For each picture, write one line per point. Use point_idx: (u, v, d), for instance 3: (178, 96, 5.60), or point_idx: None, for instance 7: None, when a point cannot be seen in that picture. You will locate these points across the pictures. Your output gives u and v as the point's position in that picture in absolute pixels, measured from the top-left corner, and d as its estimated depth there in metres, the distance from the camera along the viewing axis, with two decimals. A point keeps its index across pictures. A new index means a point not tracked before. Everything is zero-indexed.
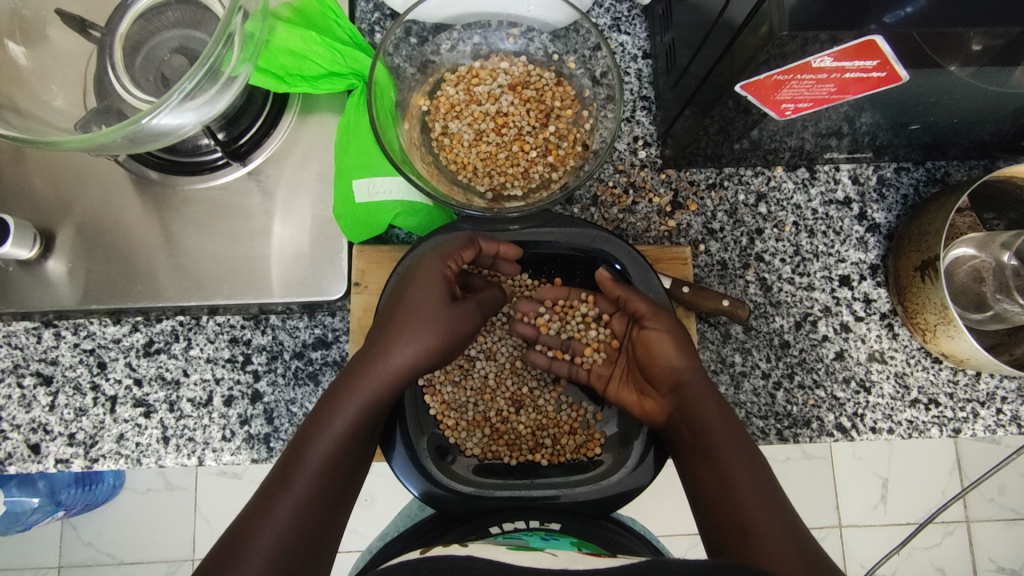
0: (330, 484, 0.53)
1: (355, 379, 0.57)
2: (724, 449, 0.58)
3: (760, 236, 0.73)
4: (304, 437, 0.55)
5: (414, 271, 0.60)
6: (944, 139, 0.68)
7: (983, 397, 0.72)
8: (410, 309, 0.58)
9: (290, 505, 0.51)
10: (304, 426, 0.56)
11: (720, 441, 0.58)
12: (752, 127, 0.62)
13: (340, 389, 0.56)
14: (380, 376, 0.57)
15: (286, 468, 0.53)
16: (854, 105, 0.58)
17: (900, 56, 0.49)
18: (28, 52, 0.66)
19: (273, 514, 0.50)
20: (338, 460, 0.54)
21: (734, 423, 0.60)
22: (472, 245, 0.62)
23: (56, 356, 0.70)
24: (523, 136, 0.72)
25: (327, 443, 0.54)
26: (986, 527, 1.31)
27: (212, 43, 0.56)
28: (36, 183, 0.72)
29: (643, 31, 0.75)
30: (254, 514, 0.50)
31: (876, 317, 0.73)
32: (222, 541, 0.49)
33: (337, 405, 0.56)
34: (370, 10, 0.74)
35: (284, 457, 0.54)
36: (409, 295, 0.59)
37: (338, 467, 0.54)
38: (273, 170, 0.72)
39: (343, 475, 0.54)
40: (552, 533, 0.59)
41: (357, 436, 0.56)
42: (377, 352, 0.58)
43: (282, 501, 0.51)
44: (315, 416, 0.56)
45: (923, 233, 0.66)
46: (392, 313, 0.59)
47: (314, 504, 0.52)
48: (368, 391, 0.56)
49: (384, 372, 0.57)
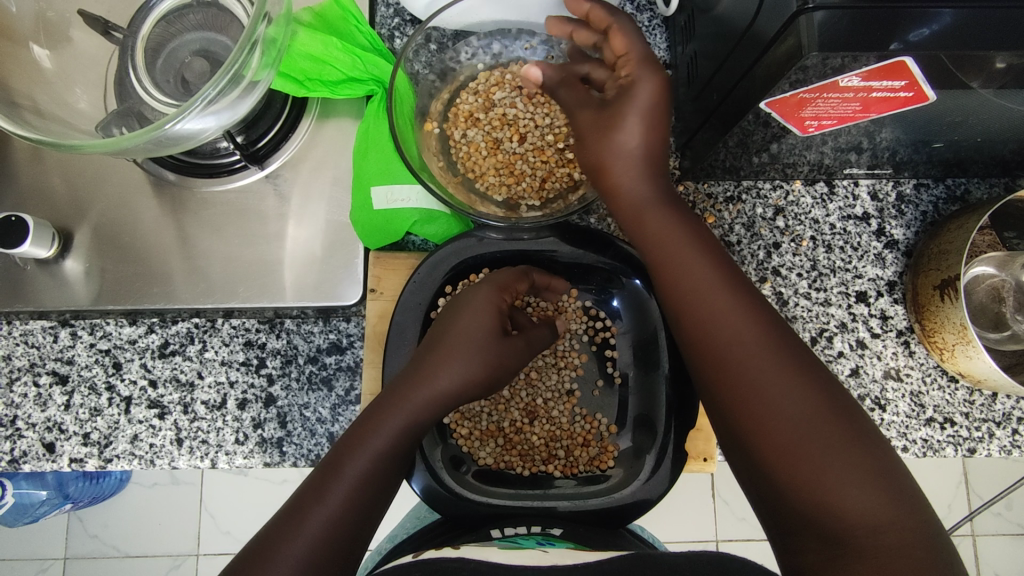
0: (364, 502, 0.52)
1: (399, 398, 0.56)
2: (709, 318, 0.49)
3: (777, 250, 0.73)
4: (342, 449, 0.54)
5: (470, 301, 0.61)
6: (965, 157, 0.67)
7: (999, 418, 0.71)
8: (461, 334, 0.59)
9: (321, 519, 0.50)
10: (342, 441, 0.55)
11: (718, 315, 0.49)
12: (772, 140, 0.62)
13: (383, 406, 0.56)
14: (426, 399, 0.56)
15: (320, 480, 0.52)
16: (877, 121, 0.58)
17: (927, 76, 0.49)
18: (51, 54, 0.66)
19: (303, 526, 0.49)
20: (375, 478, 0.53)
21: (739, 290, 0.50)
22: (523, 278, 0.64)
23: (72, 356, 0.70)
24: (542, 146, 0.72)
25: (367, 459, 0.53)
26: (993, 542, 1.30)
27: (237, 50, 0.56)
28: (56, 183, 0.72)
29: (663, 42, 0.75)
30: (282, 525, 0.50)
31: (892, 334, 0.72)
32: (247, 547, 0.49)
33: (380, 423, 0.55)
34: (390, 15, 0.74)
35: (319, 468, 0.53)
36: (460, 322, 0.59)
37: (375, 485, 0.53)
38: (290, 174, 0.72)
39: (376, 493, 0.53)
40: (552, 538, 0.58)
41: (394, 455, 0.55)
42: (423, 371, 0.57)
43: (314, 513, 0.50)
44: (355, 431, 0.55)
45: (943, 252, 0.66)
46: (438, 340, 0.59)
47: (347, 519, 0.51)
48: (411, 412, 0.55)
49: (431, 396, 0.56)
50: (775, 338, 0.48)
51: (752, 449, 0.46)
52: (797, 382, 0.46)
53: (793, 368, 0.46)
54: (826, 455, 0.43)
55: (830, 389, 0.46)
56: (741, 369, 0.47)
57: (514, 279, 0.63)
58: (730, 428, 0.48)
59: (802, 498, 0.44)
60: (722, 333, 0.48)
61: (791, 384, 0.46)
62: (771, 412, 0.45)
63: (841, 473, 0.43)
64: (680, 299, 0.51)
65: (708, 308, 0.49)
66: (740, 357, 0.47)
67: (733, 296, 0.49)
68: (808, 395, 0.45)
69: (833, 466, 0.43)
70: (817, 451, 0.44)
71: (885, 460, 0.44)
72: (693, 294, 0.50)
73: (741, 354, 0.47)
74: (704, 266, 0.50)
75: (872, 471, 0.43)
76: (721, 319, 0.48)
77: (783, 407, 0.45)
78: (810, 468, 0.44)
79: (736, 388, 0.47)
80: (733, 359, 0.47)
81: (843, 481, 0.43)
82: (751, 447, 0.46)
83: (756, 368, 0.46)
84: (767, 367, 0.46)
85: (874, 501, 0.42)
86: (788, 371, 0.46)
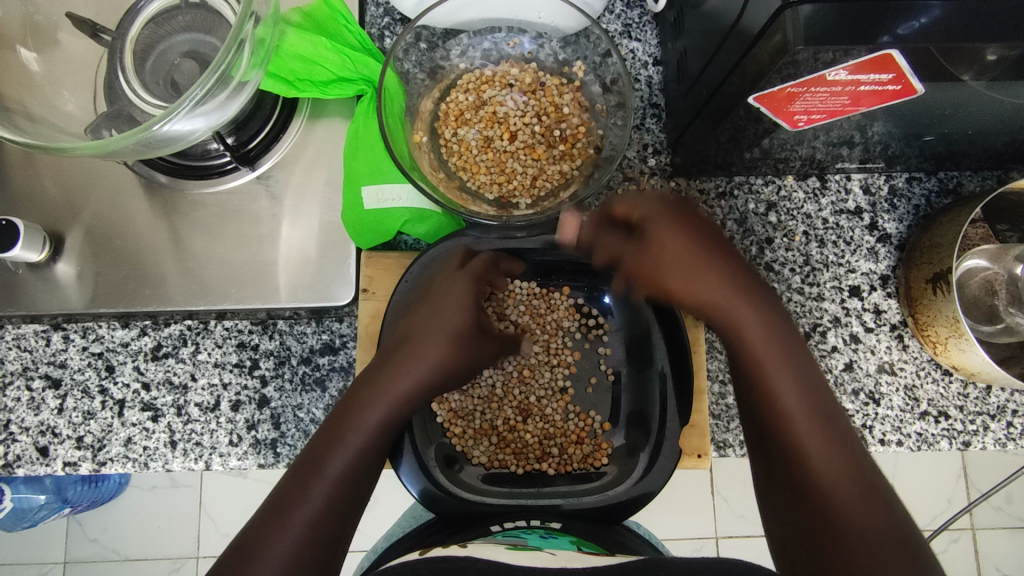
0: (345, 497, 0.53)
1: (371, 392, 0.56)
2: (777, 384, 0.54)
3: (770, 245, 0.73)
4: (320, 445, 0.54)
5: (438, 290, 0.60)
6: (957, 150, 0.67)
7: (994, 410, 0.71)
8: (431, 324, 0.59)
9: (304, 517, 0.50)
10: (319, 435, 0.55)
11: (779, 386, 0.54)
12: (763, 136, 0.62)
13: (358, 399, 0.56)
14: (405, 387, 0.57)
15: (300, 478, 0.52)
16: (868, 114, 0.58)
17: (916, 69, 0.48)
18: (39, 58, 0.66)
19: (287, 527, 0.50)
20: (354, 474, 0.54)
21: (799, 361, 0.55)
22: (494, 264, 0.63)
23: (65, 360, 0.70)
24: (533, 143, 0.72)
25: (347, 455, 0.54)
26: (993, 535, 1.30)
27: (224, 49, 0.56)
28: (46, 186, 0.72)
29: (654, 38, 0.75)
30: (264, 524, 0.50)
31: (886, 328, 0.72)
32: (232, 546, 0.49)
33: (358, 417, 0.55)
34: (380, 14, 0.74)
35: (298, 466, 0.53)
36: (431, 311, 0.59)
37: (355, 480, 0.54)
38: (281, 175, 0.72)
39: (356, 488, 0.54)
40: (552, 532, 0.61)
41: (371, 448, 0.55)
42: (394, 359, 0.58)
43: (296, 512, 0.50)
44: (329, 424, 0.55)
45: (935, 245, 0.66)
46: (409, 329, 0.59)
47: (331, 516, 0.52)
48: (384, 403, 0.56)
49: (405, 386, 0.57)
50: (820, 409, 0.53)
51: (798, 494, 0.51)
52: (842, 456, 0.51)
53: (838, 441, 0.52)
54: (864, 524, 0.49)
55: (866, 464, 0.52)
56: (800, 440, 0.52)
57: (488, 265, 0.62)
58: (783, 487, 0.53)
59: (828, 535, 0.49)
60: (787, 397, 0.53)
61: (837, 459, 0.51)
62: (828, 480, 0.51)
63: (877, 538, 0.48)
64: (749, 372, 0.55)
65: (772, 377, 0.54)
66: (797, 426, 0.52)
67: (792, 367, 0.54)
68: (852, 474, 0.51)
69: (871, 536, 0.48)
70: (859, 518, 0.49)
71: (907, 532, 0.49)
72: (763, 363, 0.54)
73: (800, 426, 0.52)
74: (767, 341, 0.55)
75: (898, 539, 0.49)
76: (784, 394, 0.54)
77: (827, 471, 0.51)
78: (855, 530, 0.49)
79: (785, 434, 0.53)
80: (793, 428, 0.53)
81: (879, 547, 0.48)
82: (807, 514, 0.50)
83: (816, 442, 0.52)
84: (821, 435, 0.52)
85: (898, 565, 0.47)
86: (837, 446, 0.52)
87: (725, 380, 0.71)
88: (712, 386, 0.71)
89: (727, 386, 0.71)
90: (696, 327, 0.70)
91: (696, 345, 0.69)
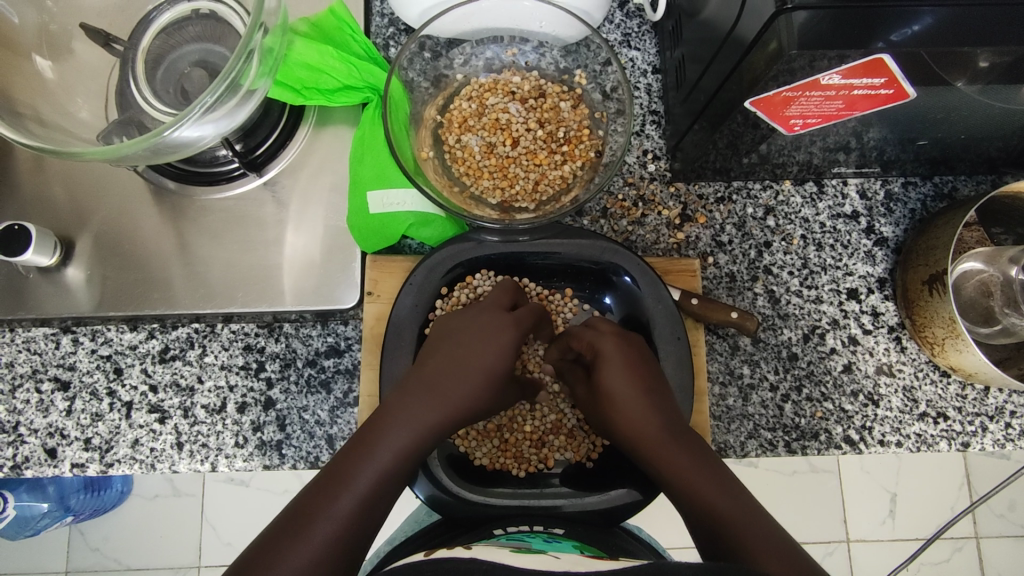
0: (367, 516, 0.53)
1: (404, 413, 0.58)
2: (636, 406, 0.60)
3: (768, 249, 0.74)
4: (348, 461, 0.56)
5: (484, 323, 0.65)
6: (951, 154, 0.68)
7: (991, 412, 0.72)
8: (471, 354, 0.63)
9: (325, 528, 0.51)
10: (347, 449, 0.57)
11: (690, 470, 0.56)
12: (761, 141, 0.63)
13: (391, 420, 0.58)
14: (442, 415, 0.59)
15: (325, 487, 0.54)
16: (862, 120, 0.59)
17: (907, 74, 0.50)
18: (54, 66, 0.68)
19: (307, 535, 0.50)
20: (380, 494, 0.55)
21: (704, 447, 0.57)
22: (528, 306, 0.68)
23: (74, 362, 0.71)
24: (535, 149, 0.73)
25: (373, 473, 0.55)
26: (996, 543, 1.30)
27: (234, 58, 0.57)
28: (56, 192, 0.73)
29: (652, 47, 0.77)
30: (281, 531, 0.50)
31: (884, 331, 0.73)
32: (249, 547, 0.50)
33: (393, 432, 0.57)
34: (385, 25, 0.76)
35: (326, 474, 0.55)
36: (471, 341, 0.63)
37: (380, 498, 0.55)
38: (287, 181, 0.74)
39: (380, 510, 0.54)
40: (555, 536, 0.61)
41: (399, 470, 0.56)
42: (431, 389, 0.60)
43: (317, 522, 0.51)
44: (357, 443, 0.57)
45: (931, 247, 0.67)
46: (456, 358, 0.62)
47: (351, 529, 0.52)
48: (414, 431, 0.58)
49: (437, 419, 0.59)
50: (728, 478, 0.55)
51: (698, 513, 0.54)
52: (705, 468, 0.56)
53: (738, 497, 0.54)
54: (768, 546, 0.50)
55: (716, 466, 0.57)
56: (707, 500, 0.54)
57: (528, 310, 0.67)
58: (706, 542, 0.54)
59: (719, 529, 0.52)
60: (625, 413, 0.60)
61: (743, 509, 0.53)
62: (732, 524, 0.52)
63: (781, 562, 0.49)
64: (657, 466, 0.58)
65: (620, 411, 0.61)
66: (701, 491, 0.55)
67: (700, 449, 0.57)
68: (756, 519, 0.52)
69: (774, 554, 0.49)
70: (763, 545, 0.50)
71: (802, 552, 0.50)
72: (652, 444, 0.58)
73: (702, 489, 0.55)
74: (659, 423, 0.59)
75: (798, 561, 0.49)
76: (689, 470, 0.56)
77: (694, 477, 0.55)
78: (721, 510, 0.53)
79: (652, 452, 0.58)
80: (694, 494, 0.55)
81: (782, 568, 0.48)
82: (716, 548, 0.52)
83: (719, 498, 0.54)
84: (721, 490, 0.54)
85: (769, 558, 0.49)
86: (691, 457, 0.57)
87: (725, 382, 0.72)
88: (713, 388, 0.72)
89: (727, 388, 0.72)
90: (696, 329, 0.71)
91: (696, 346, 0.70)
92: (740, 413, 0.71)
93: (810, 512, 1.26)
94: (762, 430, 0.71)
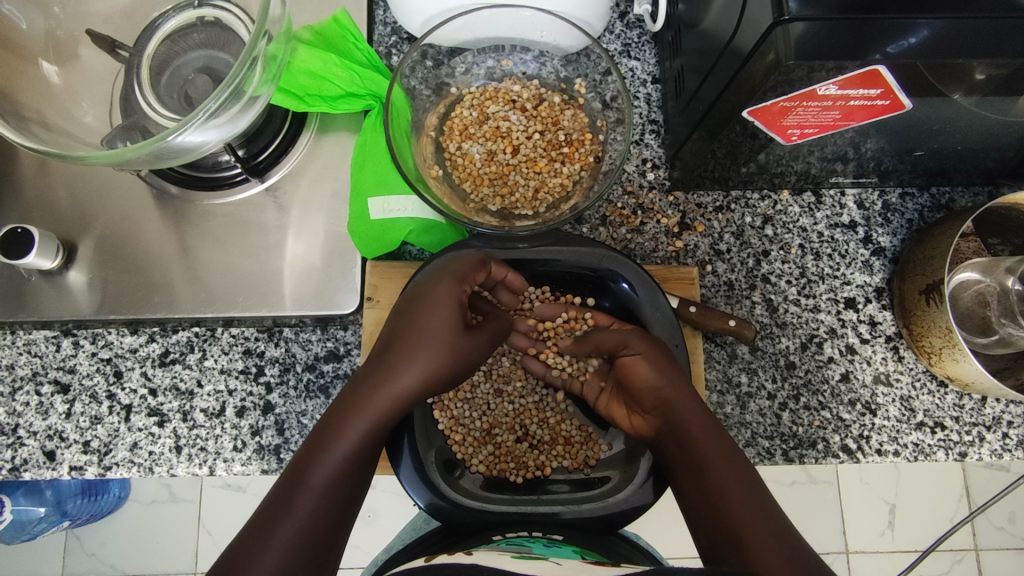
0: (330, 508, 0.56)
1: (360, 403, 0.59)
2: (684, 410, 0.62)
3: (766, 258, 0.75)
4: (310, 454, 0.57)
5: (427, 292, 0.62)
6: (948, 165, 0.69)
7: (989, 421, 0.72)
8: (415, 337, 0.62)
9: (290, 526, 0.53)
10: (308, 445, 0.58)
11: (706, 450, 0.60)
12: (759, 151, 0.64)
13: (342, 411, 0.59)
14: (384, 400, 0.60)
15: (289, 488, 0.55)
16: (860, 131, 0.60)
17: (902, 85, 0.50)
18: (60, 71, 0.69)
19: (272, 535, 0.52)
20: (339, 483, 0.57)
21: (722, 434, 0.61)
22: (483, 268, 0.64)
23: (74, 365, 0.71)
24: (535, 157, 0.74)
25: (332, 465, 0.57)
26: (996, 556, 1.29)
27: (237, 65, 0.58)
28: (60, 196, 0.74)
29: (652, 57, 0.77)
30: (251, 537, 0.52)
31: (881, 340, 0.73)
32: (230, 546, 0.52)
33: (343, 425, 0.58)
34: (388, 34, 0.77)
35: (288, 473, 0.57)
36: (417, 326, 0.62)
37: (342, 487, 0.57)
38: (289, 187, 0.74)
39: (342, 501, 0.57)
40: (555, 541, 0.61)
41: (356, 458, 0.58)
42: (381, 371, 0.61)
43: (282, 521, 0.53)
44: (318, 436, 0.58)
45: (928, 257, 0.67)
46: (401, 338, 0.62)
47: (316, 525, 0.54)
48: (371, 415, 0.59)
49: (388, 401, 0.60)
50: (745, 471, 0.59)
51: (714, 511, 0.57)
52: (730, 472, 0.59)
53: (751, 501, 0.57)
54: (774, 552, 0.53)
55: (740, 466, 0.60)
56: (720, 491, 0.58)
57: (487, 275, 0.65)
58: (705, 539, 0.57)
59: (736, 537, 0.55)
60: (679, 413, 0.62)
61: (753, 516, 0.56)
62: (745, 524, 0.55)
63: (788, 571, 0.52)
64: (675, 441, 0.61)
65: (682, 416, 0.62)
66: (711, 468, 0.59)
67: (707, 425, 0.61)
68: (766, 519, 0.56)
69: (776, 558, 0.53)
70: (768, 544, 0.54)
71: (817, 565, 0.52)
72: (696, 436, 0.61)
73: (715, 472, 0.59)
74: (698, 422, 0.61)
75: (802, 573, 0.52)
76: (701, 445, 0.60)
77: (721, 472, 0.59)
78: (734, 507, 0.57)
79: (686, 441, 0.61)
80: (706, 476, 0.59)
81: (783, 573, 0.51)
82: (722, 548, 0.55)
83: (732, 490, 0.58)
84: (735, 480, 0.58)
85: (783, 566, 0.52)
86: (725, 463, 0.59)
87: (723, 390, 0.72)
88: (711, 396, 0.72)
89: (725, 396, 0.72)
90: (694, 337, 0.71)
91: (694, 354, 0.71)
92: (737, 421, 0.72)
93: (809, 523, 1.26)
94: (760, 438, 0.72)
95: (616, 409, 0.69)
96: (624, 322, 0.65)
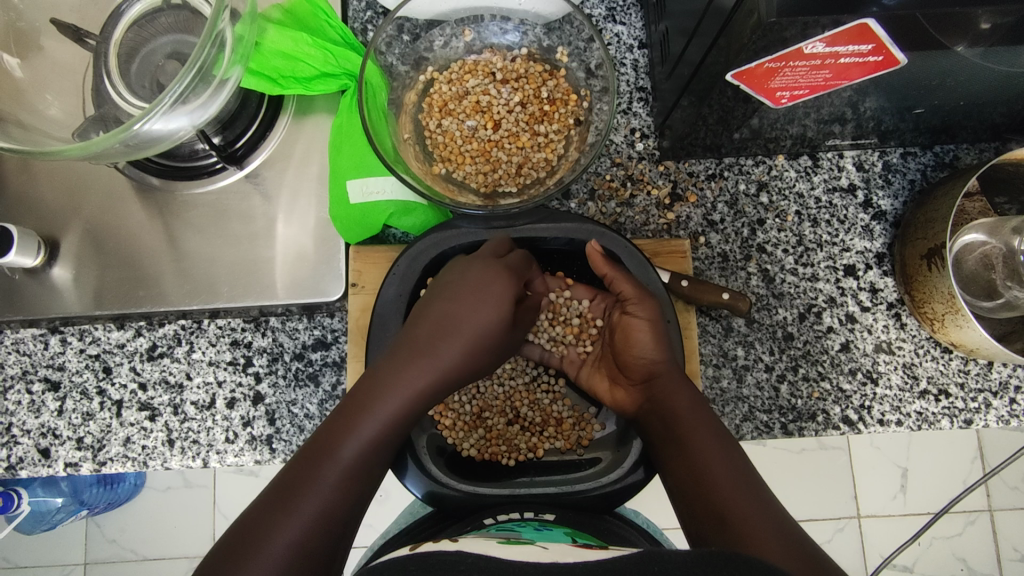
0: (353, 488, 0.52)
1: (396, 379, 0.56)
2: (667, 381, 0.61)
3: (761, 227, 0.72)
4: (337, 428, 0.54)
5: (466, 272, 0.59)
6: (952, 122, 0.66)
7: (995, 387, 0.70)
8: (451, 318, 0.58)
9: (314, 501, 0.50)
10: (333, 419, 0.55)
11: (693, 430, 0.59)
12: (751, 115, 0.61)
13: (377, 385, 0.56)
14: (426, 376, 0.56)
15: (311, 459, 0.52)
16: (857, 89, 0.57)
17: (896, 39, 0.47)
18: (23, 63, 0.67)
19: (294, 509, 0.49)
20: (368, 460, 0.54)
21: (708, 413, 0.60)
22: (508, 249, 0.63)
23: (63, 362, 0.71)
24: (517, 132, 0.72)
25: (361, 441, 0.54)
26: (1011, 517, 1.28)
27: (200, 45, 0.56)
28: (39, 192, 0.73)
29: (639, 21, 0.74)
30: (268, 509, 0.49)
31: (882, 307, 0.71)
32: (232, 530, 0.49)
33: (376, 402, 0.55)
34: (362, 8, 0.74)
35: (309, 450, 0.53)
36: (456, 308, 0.59)
37: (371, 465, 0.54)
38: (270, 173, 0.72)
39: (367, 484, 0.54)
40: (547, 524, 0.59)
41: (386, 442, 0.55)
42: (415, 354, 0.57)
43: (305, 495, 0.50)
44: (348, 408, 0.55)
45: (929, 220, 0.64)
46: (438, 317, 0.58)
47: (339, 503, 0.51)
48: (408, 394, 0.56)
49: (420, 386, 0.56)
50: (727, 442, 0.59)
51: (694, 486, 0.56)
52: (719, 444, 0.58)
53: (738, 471, 0.56)
54: (765, 528, 0.52)
55: (726, 439, 0.59)
56: (707, 470, 0.56)
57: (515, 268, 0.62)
58: (690, 515, 0.56)
59: (718, 508, 0.54)
60: (665, 389, 0.61)
61: (741, 492, 0.55)
62: (729, 500, 0.54)
63: (778, 542, 0.50)
64: (660, 419, 0.61)
65: (669, 392, 0.61)
66: (697, 445, 0.58)
67: (694, 403, 0.60)
68: (753, 496, 0.55)
69: (767, 534, 0.51)
70: (760, 522, 0.52)
71: (808, 542, 0.51)
72: (682, 411, 0.60)
73: (699, 449, 0.58)
74: (688, 398, 0.60)
75: (791, 539, 0.51)
76: (686, 421, 0.59)
77: (708, 445, 0.58)
78: (715, 481, 0.56)
79: (671, 416, 0.60)
80: (689, 452, 0.58)
81: (772, 544, 0.50)
82: (705, 520, 0.54)
83: (717, 467, 0.57)
84: (723, 462, 0.57)
85: (771, 533, 0.51)
86: (712, 436, 0.59)
87: (719, 364, 0.70)
88: (706, 370, 0.70)
89: (721, 369, 0.70)
90: (688, 312, 0.69)
91: (687, 330, 0.69)
92: (734, 396, 0.70)
93: (820, 490, 1.25)
94: (758, 412, 0.70)
95: (599, 380, 0.69)
96: (620, 277, 0.61)
